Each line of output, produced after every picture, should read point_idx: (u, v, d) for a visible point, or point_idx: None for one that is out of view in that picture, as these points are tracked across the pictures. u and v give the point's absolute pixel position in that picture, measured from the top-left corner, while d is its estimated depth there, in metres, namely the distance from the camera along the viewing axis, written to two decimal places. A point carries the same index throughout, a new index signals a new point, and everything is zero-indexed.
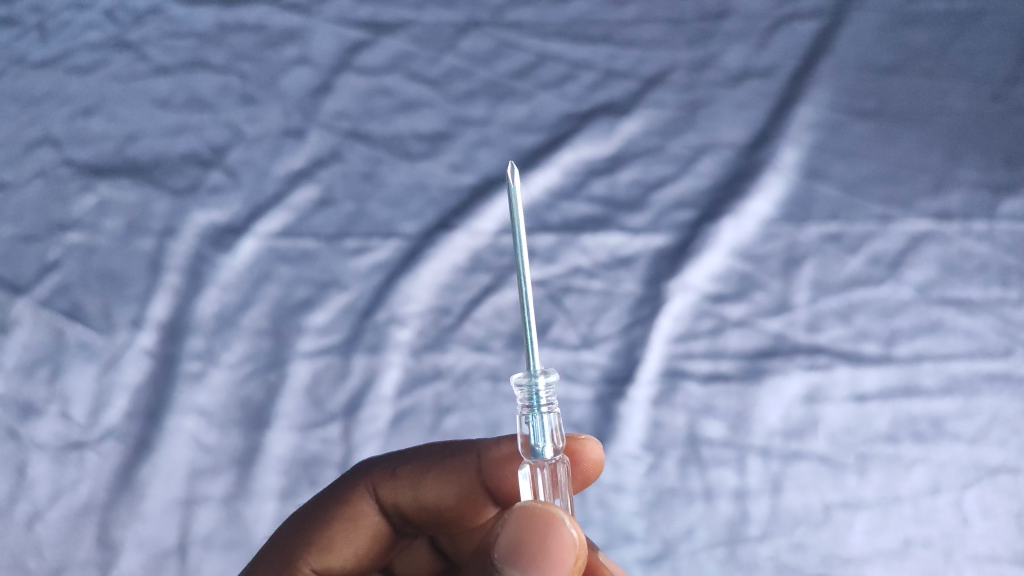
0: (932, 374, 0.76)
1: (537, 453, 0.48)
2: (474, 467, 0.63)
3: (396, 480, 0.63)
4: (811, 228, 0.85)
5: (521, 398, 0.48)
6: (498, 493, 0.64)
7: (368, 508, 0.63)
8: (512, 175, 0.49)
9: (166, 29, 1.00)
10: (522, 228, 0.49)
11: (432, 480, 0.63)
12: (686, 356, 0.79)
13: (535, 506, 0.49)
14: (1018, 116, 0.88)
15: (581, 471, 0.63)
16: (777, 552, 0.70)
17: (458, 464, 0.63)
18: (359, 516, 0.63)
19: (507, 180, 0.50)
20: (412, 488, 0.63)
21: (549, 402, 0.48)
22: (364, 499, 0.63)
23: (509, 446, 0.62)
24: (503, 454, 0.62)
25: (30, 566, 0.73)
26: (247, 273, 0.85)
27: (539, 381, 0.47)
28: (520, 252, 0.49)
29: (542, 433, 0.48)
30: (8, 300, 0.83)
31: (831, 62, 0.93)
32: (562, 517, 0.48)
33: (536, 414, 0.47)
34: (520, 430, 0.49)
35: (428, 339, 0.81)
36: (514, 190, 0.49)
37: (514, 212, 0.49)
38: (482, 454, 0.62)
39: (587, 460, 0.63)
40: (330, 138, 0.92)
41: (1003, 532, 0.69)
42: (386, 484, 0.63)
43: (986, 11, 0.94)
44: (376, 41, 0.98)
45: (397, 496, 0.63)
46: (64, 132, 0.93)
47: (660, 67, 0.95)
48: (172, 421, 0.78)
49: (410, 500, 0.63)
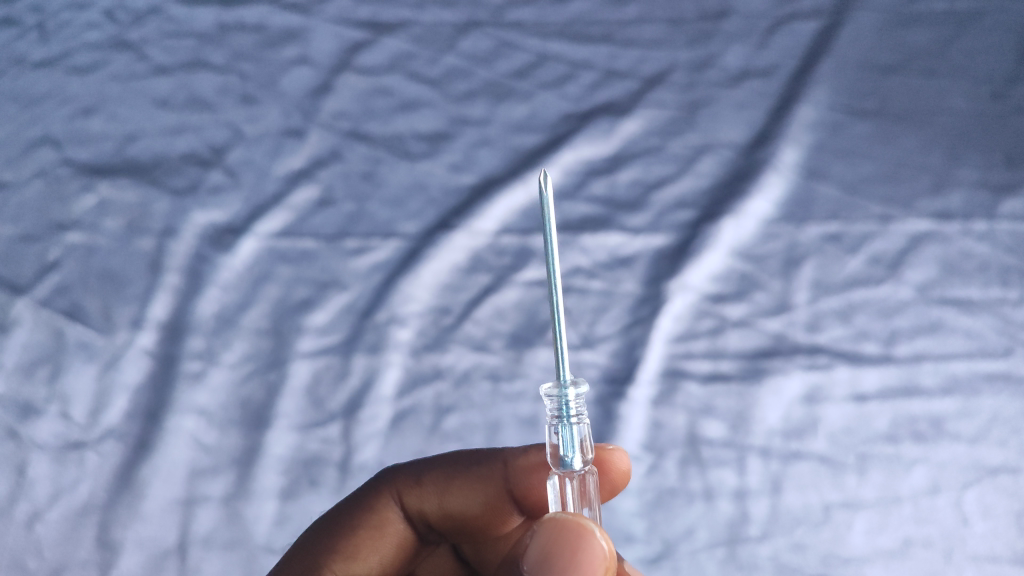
0: (932, 374, 0.76)
1: (565, 463, 0.49)
2: (500, 476, 0.63)
3: (422, 487, 0.63)
4: (811, 228, 0.85)
5: (550, 407, 0.48)
6: (523, 502, 0.64)
7: (393, 515, 0.63)
8: (546, 185, 0.49)
9: (166, 30, 1.00)
10: (556, 237, 0.49)
11: (459, 488, 0.63)
12: (686, 356, 0.79)
13: (565, 517, 0.49)
14: (1018, 116, 0.88)
15: (608, 481, 0.64)
16: (778, 552, 0.70)
17: (485, 472, 0.63)
18: (384, 523, 0.63)
19: (542, 189, 0.49)
20: (438, 497, 0.63)
21: (578, 413, 0.48)
22: (389, 506, 0.63)
23: (538, 455, 0.63)
24: (530, 463, 0.62)
25: (30, 566, 0.72)
26: (248, 273, 0.85)
27: (569, 393, 0.47)
28: (552, 264, 0.49)
29: (571, 444, 0.48)
30: (9, 300, 0.83)
31: (831, 62, 0.93)
32: (592, 528, 0.48)
33: (566, 424, 0.48)
34: (549, 439, 0.49)
35: (428, 339, 0.81)
36: (549, 200, 0.49)
37: (547, 222, 0.49)
38: (508, 462, 0.63)
39: (614, 469, 0.63)
40: (330, 138, 0.92)
41: (1004, 532, 0.69)
42: (412, 493, 0.63)
43: (986, 11, 0.94)
44: (377, 41, 0.98)
45: (422, 504, 0.63)
46: (64, 132, 0.93)
47: (660, 67, 0.95)
48: (172, 421, 0.78)
49: (436, 508, 0.63)
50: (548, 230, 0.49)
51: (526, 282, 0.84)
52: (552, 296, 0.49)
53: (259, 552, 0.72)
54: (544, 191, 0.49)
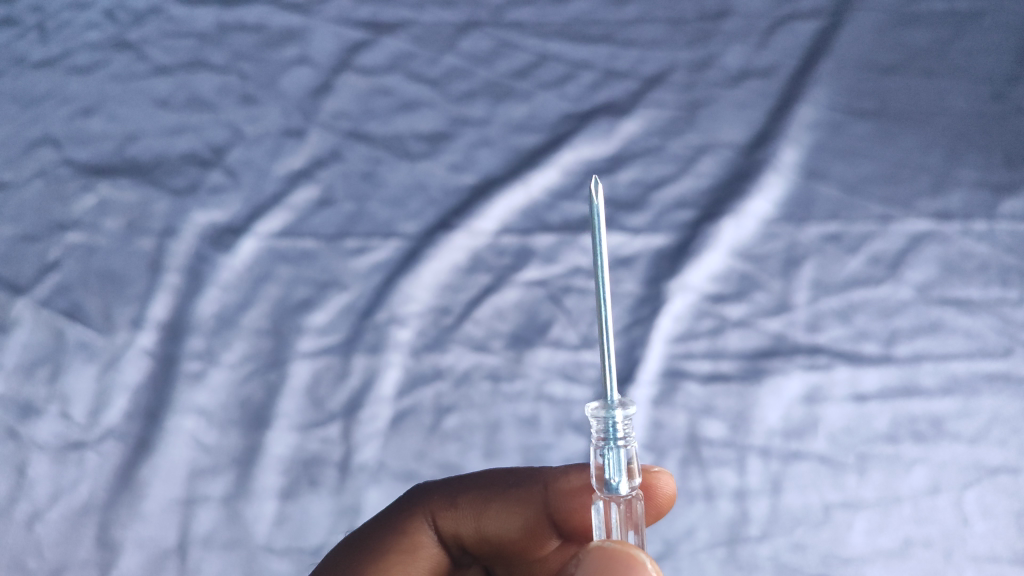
0: (932, 374, 0.76)
1: (611, 487, 0.48)
2: (540, 498, 0.62)
3: (457, 510, 0.63)
4: (811, 228, 0.85)
5: (596, 429, 0.47)
6: (563, 526, 0.64)
7: (426, 538, 0.63)
8: (596, 191, 0.47)
9: (166, 30, 1.01)
10: (603, 248, 0.48)
11: (496, 511, 0.63)
12: (686, 356, 0.79)
13: (614, 547, 0.49)
14: (1018, 115, 0.88)
15: (654, 505, 0.63)
16: (778, 552, 0.69)
17: (524, 494, 0.62)
18: (417, 547, 0.62)
19: (590, 194, 0.47)
20: (474, 519, 0.63)
21: (626, 434, 0.47)
22: (421, 529, 0.63)
23: (580, 478, 0.62)
24: (572, 486, 0.62)
25: (30, 566, 0.72)
26: (248, 273, 0.85)
27: (616, 415, 0.46)
28: (602, 277, 0.48)
29: (618, 466, 0.48)
30: (9, 300, 0.83)
31: (831, 62, 0.93)
32: (642, 559, 0.49)
33: (613, 446, 0.47)
34: (594, 461, 0.49)
35: (428, 339, 0.81)
36: (597, 208, 0.47)
37: (596, 231, 0.47)
38: (548, 485, 0.62)
39: (660, 493, 0.63)
40: (330, 138, 0.92)
41: (1004, 532, 0.68)
42: (446, 515, 0.63)
43: (984, 12, 0.95)
44: (377, 41, 0.98)
45: (458, 527, 0.63)
46: (64, 132, 0.94)
47: (661, 66, 0.95)
48: (173, 421, 0.77)
49: (471, 531, 0.63)
50: (596, 237, 0.48)
51: (527, 281, 0.84)
52: (600, 312, 0.48)
53: (260, 552, 0.72)
54: (594, 198, 0.47)
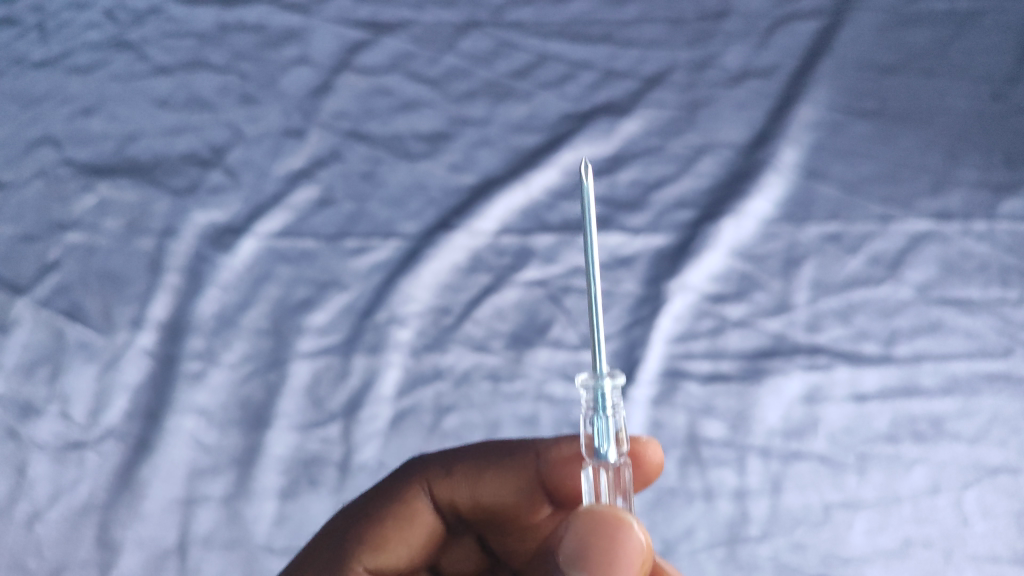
0: (931, 374, 0.76)
1: (600, 455, 0.49)
2: (533, 468, 0.63)
3: (453, 478, 0.63)
4: (811, 228, 0.85)
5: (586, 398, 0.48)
6: (555, 492, 0.65)
7: (422, 505, 0.63)
8: (586, 174, 0.47)
9: (166, 30, 1.01)
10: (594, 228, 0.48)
11: (490, 479, 0.63)
12: (686, 356, 0.79)
13: (603, 510, 0.50)
14: (1018, 116, 0.88)
15: (642, 473, 0.65)
16: (778, 552, 0.69)
17: (518, 463, 0.63)
18: (414, 513, 0.62)
19: (579, 177, 0.48)
20: (469, 487, 0.63)
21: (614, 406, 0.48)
22: (418, 496, 0.63)
23: (572, 447, 0.63)
24: (563, 455, 0.63)
25: (29, 566, 0.72)
26: (248, 273, 0.85)
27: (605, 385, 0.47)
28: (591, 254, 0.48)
29: (606, 434, 0.48)
30: (9, 300, 0.83)
31: (831, 62, 0.93)
32: (629, 521, 0.50)
33: (602, 416, 0.48)
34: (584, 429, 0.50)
35: (427, 339, 0.81)
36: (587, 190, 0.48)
37: (586, 209, 0.47)
38: (540, 454, 0.63)
39: (648, 461, 0.64)
40: (330, 137, 0.92)
41: (1004, 532, 0.68)
42: (442, 483, 0.63)
43: (984, 13, 0.95)
44: (377, 42, 0.98)
45: (453, 494, 0.63)
46: (64, 132, 0.94)
47: (661, 66, 0.95)
48: (173, 421, 0.77)
49: (466, 498, 0.63)
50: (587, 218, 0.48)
51: (526, 281, 0.84)
52: (588, 280, 0.48)
53: (260, 552, 0.71)
54: (583, 180, 0.48)
